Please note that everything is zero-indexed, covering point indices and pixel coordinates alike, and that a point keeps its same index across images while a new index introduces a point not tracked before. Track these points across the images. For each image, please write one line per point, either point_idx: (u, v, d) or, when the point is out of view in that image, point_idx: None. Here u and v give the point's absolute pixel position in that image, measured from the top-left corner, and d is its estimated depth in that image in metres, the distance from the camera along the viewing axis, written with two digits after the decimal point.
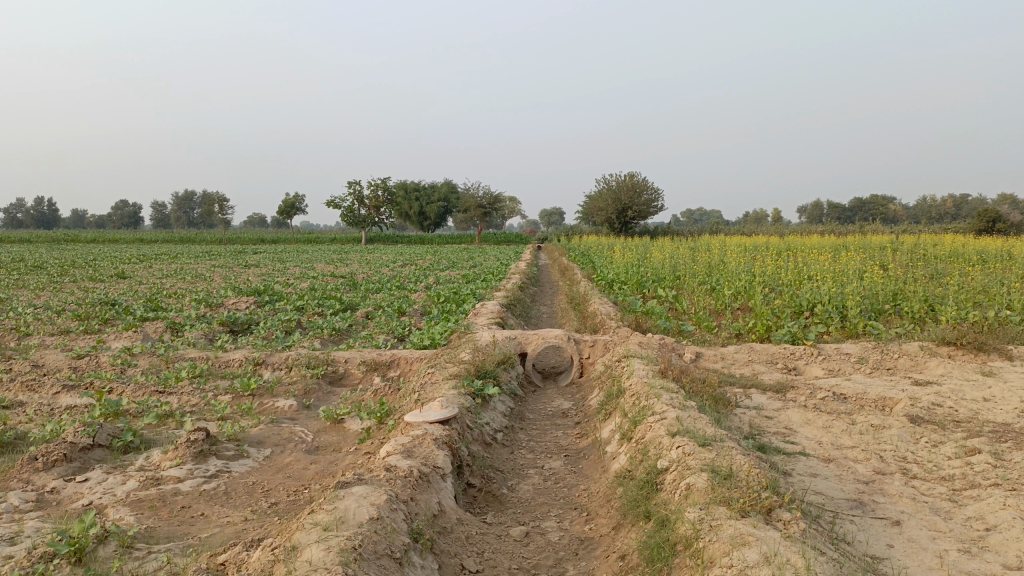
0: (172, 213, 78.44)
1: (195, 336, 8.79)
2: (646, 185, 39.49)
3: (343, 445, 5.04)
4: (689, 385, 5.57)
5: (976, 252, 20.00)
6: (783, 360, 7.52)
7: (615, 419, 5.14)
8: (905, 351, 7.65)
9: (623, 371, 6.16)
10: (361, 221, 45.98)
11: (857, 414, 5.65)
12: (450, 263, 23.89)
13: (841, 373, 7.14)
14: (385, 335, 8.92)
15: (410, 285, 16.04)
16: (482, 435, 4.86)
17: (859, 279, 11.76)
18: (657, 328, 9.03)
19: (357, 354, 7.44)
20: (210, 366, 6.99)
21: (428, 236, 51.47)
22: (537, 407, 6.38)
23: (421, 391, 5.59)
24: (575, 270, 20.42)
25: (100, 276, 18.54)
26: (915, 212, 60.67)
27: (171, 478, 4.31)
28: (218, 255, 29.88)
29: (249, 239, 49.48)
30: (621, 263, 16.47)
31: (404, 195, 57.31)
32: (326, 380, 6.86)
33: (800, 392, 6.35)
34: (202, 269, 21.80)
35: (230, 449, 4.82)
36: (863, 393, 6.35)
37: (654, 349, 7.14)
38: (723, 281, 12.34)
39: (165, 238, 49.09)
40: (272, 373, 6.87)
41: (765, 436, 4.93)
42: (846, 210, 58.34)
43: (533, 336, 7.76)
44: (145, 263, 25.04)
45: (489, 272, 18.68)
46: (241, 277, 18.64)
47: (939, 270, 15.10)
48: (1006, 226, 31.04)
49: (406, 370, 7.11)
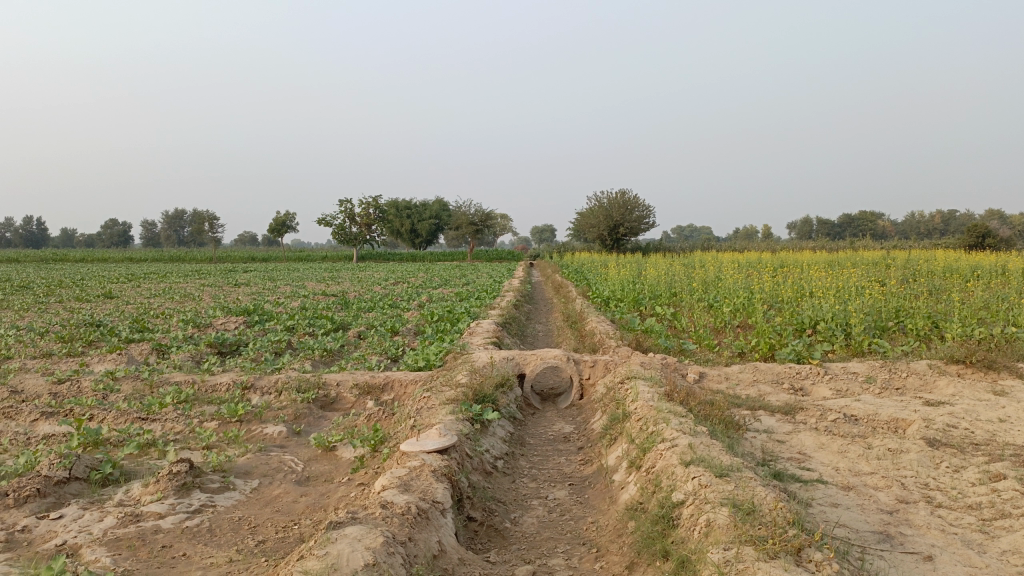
0: (162, 232, 77.99)
1: (181, 359, 8.50)
2: (638, 202, 39.46)
3: (335, 475, 4.77)
4: (697, 409, 5.33)
5: (969, 267, 19.93)
6: (789, 379, 7.30)
7: (621, 445, 4.90)
8: (914, 370, 7.45)
9: (627, 393, 5.92)
10: (352, 239, 45.74)
11: (871, 437, 5.43)
12: (442, 281, 23.65)
13: (850, 393, 6.92)
14: (378, 356, 8.66)
15: (402, 303, 15.79)
16: (483, 464, 4.60)
17: (860, 295, 11.57)
18: (657, 347, 8.80)
19: (349, 377, 7.17)
20: (195, 391, 6.71)
21: (420, 254, 51.22)
22: (537, 431, 6.13)
23: (417, 416, 5.33)
24: (569, 287, 20.20)
25: (86, 296, 18.22)
26: (905, 228, 60.96)
27: (152, 514, 4.03)
28: (207, 274, 29.59)
29: (239, 257, 49.13)
30: (617, 280, 16.27)
31: (395, 212, 57.14)
32: (317, 405, 6.60)
33: (809, 414, 6.13)
34: (191, 288, 21.46)
35: (215, 481, 4.56)
36: (875, 414, 6.13)
37: (657, 370, 6.91)
38: (721, 298, 12.14)
39: (154, 256, 48.70)
40: (260, 398, 6.61)
41: (779, 462, 4.70)
42: (836, 226, 58.52)
43: (532, 356, 7.54)
44: (132, 282, 24.68)
45: (483, 290, 18.45)
46: (230, 296, 18.33)
47: (937, 285, 14.98)
48: (996, 241, 31.10)
49: (400, 393, 6.85)
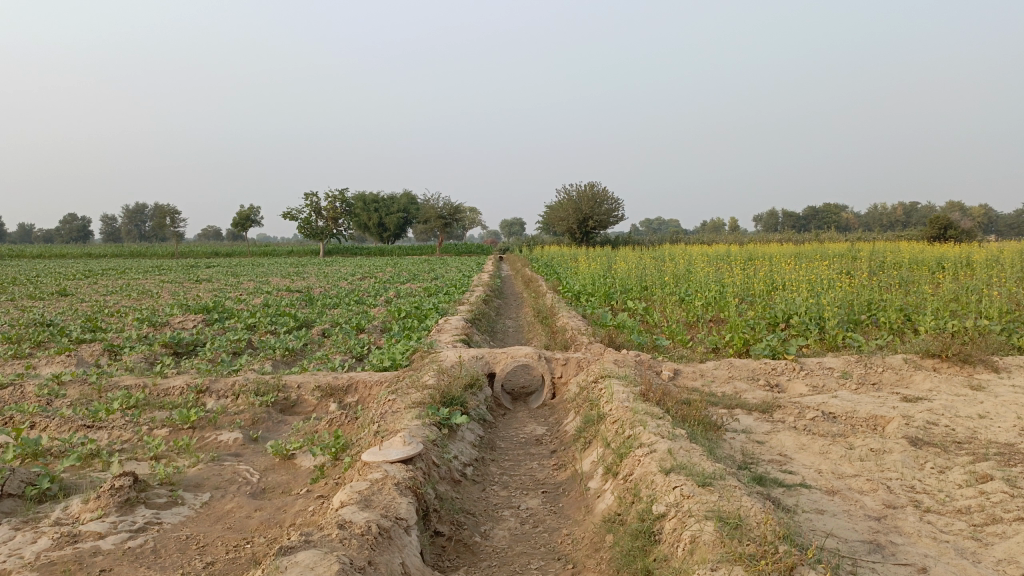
0: (123, 227, 76.33)
1: (134, 361, 8.10)
2: (607, 195, 39.38)
3: (293, 486, 4.48)
4: (674, 409, 5.12)
5: (933, 259, 20.11)
6: (765, 376, 7.13)
7: (596, 450, 4.68)
8: (889, 364, 7.34)
9: (601, 393, 5.69)
10: (318, 234, 45.05)
11: (852, 437, 5.26)
12: (410, 276, 23.27)
13: (827, 390, 6.77)
14: (342, 356, 8.34)
15: (369, 299, 15.43)
16: (451, 473, 4.34)
17: (831, 287, 11.50)
18: (630, 343, 8.60)
19: (311, 378, 6.85)
20: (146, 395, 6.34)
21: (388, 248, 50.67)
22: (508, 434, 5.88)
23: (381, 421, 5.04)
24: (539, 282, 19.98)
25: (39, 294, 17.56)
26: (867, 220, 61.82)
27: (91, 533, 3.69)
28: (168, 270, 28.88)
29: (203, 252, 48.18)
30: (587, 275, 16.07)
31: (363, 206, 56.48)
32: (277, 409, 6.27)
33: (788, 412, 5.96)
34: (151, 285, 20.85)
35: (162, 495, 4.23)
36: (853, 411, 5.98)
37: (632, 368, 6.70)
38: (693, 292, 12.00)
39: (115, 252, 47.56)
40: (216, 402, 6.26)
41: (760, 465, 4.51)
42: (801, 219, 59.08)
43: (502, 355, 7.24)
44: (89, 279, 23.95)
45: (451, 285, 18.18)
46: (191, 293, 17.82)
47: (905, 277, 15.02)
48: (957, 233, 31.56)
49: (365, 395, 6.55)
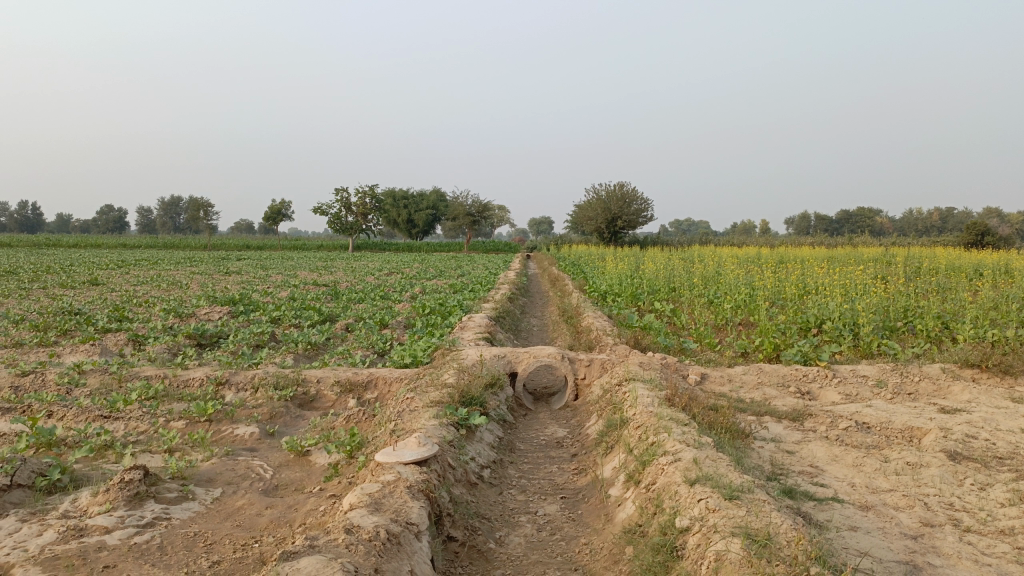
0: (156, 218, 77.46)
1: (157, 351, 8.09)
2: (636, 194, 39.05)
3: (306, 484, 4.38)
4: (700, 415, 4.94)
5: (971, 265, 19.57)
6: (795, 382, 6.91)
7: (619, 455, 4.52)
8: (926, 374, 7.07)
9: (624, 397, 5.53)
10: (347, 228, 45.22)
11: (887, 449, 5.04)
12: (436, 272, 23.21)
13: (860, 399, 6.53)
14: (364, 351, 8.26)
15: (394, 294, 15.38)
16: (467, 475, 4.20)
17: (866, 292, 11.19)
18: (657, 345, 8.41)
19: (331, 373, 6.77)
20: (165, 386, 6.31)
21: (416, 244, 50.73)
22: (528, 435, 5.73)
23: (398, 420, 4.92)
24: (565, 280, 19.79)
25: (71, 283, 17.79)
26: (902, 225, 60.64)
27: (98, 527, 3.61)
28: (199, 262, 29.18)
29: (233, 244, 48.65)
30: (614, 274, 15.87)
31: (392, 202, 56.64)
32: (295, 403, 6.19)
33: (819, 421, 5.74)
34: (180, 276, 21.00)
35: (173, 490, 4.15)
36: (888, 422, 5.75)
37: (657, 371, 6.51)
38: (722, 295, 11.75)
39: (149, 243, 48.18)
40: (234, 395, 6.20)
41: (790, 477, 4.31)
42: (834, 223, 58.08)
43: (525, 355, 7.11)
44: (120, 269, 24.22)
45: (477, 282, 18.04)
46: (219, 284, 17.91)
47: (941, 283, 14.60)
48: (996, 239, 30.73)
49: (384, 392, 6.45)
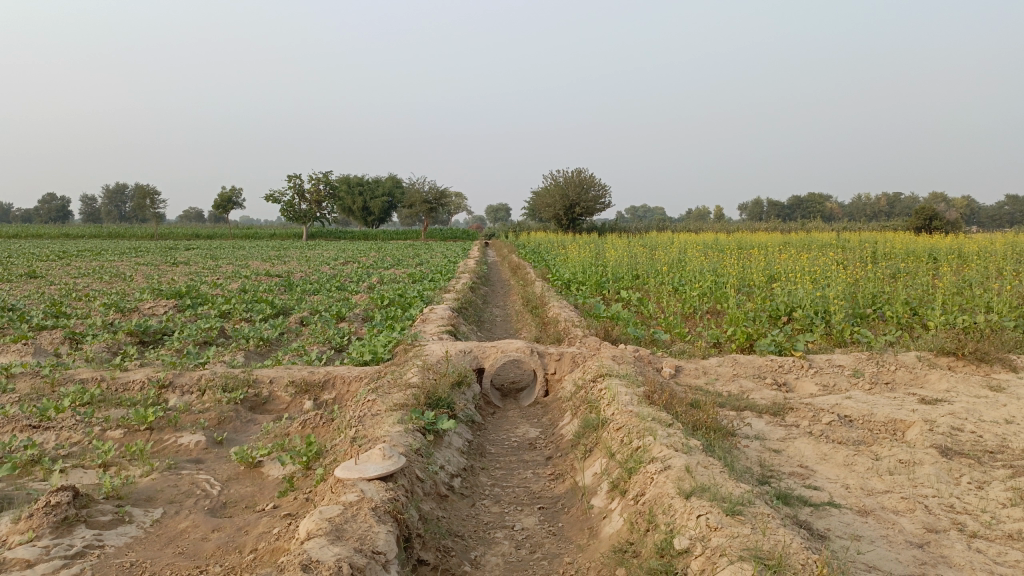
0: (102, 208, 74.97)
1: (95, 350, 7.54)
2: (594, 181, 38.90)
3: (258, 501, 3.97)
4: (683, 414, 4.64)
5: (924, 249, 19.77)
6: (772, 374, 6.69)
7: (600, 460, 4.20)
8: (902, 363, 6.91)
9: (601, 395, 5.21)
10: (301, 216, 44.21)
11: (875, 446, 4.82)
12: (394, 261, 22.70)
13: (839, 390, 6.34)
14: (320, 347, 7.82)
15: (350, 285, 14.86)
16: (436, 487, 3.84)
17: (832, 278, 11.07)
18: (627, 336, 8.13)
19: (285, 372, 6.33)
20: (103, 391, 5.82)
21: (372, 232, 49.86)
22: (498, 437, 5.39)
23: (359, 426, 4.53)
24: (526, 268, 19.49)
25: (6, 276, 16.87)
26: (851, 211, 61.65)
27: (18, 560, 3.13)
28: (145, 252, 28.10)
29: (182, 234, 47.27)
30: (577, 262, 15.59)
31: (347, 189, 55.58)
32: (246, 406, 5.75)
33: (801, 415, 5.50)
34: (125, 267, 20.15)
35: (107, 513, 3.70)
36: (870, 415, 5.55)
37: (632, 365, 6.21)
38: (688, 282, 11.54)
39: (93, 232, 46.52)
40: (179, 398, 5.74)
41: (781, 480, 4.05)
42: (786, 209, 58.73)
43: (491, 349, 6.67)
44: (61, 261, 23.16)
45: (436, 271, 17.60)
46: (166, 276, 17.16)
47: (900, 268, 14.65)
48: (943, 223, 31.26)
49: (343, 392, 6.04)
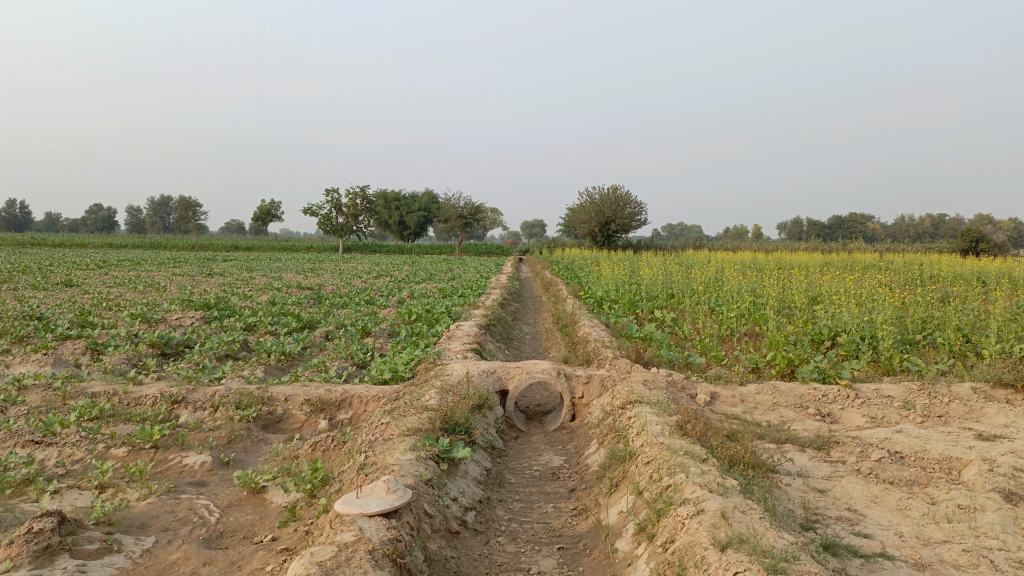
0: (145, 218, 76.32)
1: (114, 362, 7.40)
2: (630, 198, 38.48)
3: (257, 531, 3.71)
4: (718, 448, 4.28)
5: (974, 273, 18.98)
6: (814, 404, 6.27)
7: (626, 497, 3.87)
8: (956, 395, 6.44)
9: (630, 423, 4.87)
10: (338, 230, 44.44)
11: (930, 487, 4.40)
12: (426, 276, 22.50)
13: (887, 422, 5.90)
14: (341, 363, 7.59)
15: (380, 299, 14.68)
16: (447, 523, 3.54)
17: (878, 301, 10.57)
18: (660, 359, 7.76)
19: (301, 390, 6.09)
20: (114, 405, 5.64)
21: (408, 246, 49.92)
22: (519, 465, 5.07)
23: (369, 451, 4.25)
24: (560, 285, 19.16)
25: (43, 284, 17.03)
26: (894, 232, 60.18)
27: None
28: (184, 263, 28.33)
29: (221, 245, 47.81)
30: (611, 280, 15.22)
31: (384, 204, 55.83)
32: (258, 425, 5.52)
33: (847, 451, 5.10)
34: (161, 277, 20.27)
35: (94, 541, 3.44)
36: (922, 452, 5.12)
37: (664, 391, 5.85)
38: (725, 303, 11.11)
39: (134, 243, 47.30)
40: (190, 415, 5.52)
41: (826, 526, 3.67)
42: (826, 229, 57.47)
43: (516, 369, 6.34)
44: (100, 269, 23.40)
45: (468, 286, 17.37)
46: (198, 287, 17.16)
47: (950, 292, 14.01)
48: (990, 246, 30.19)
49: (360, 412, 5.78)
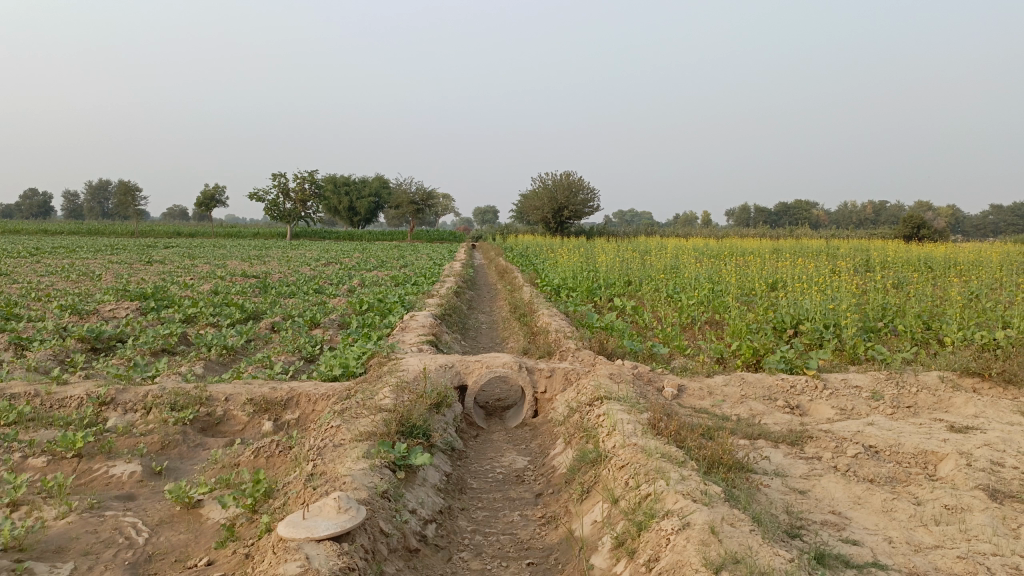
0: (85, 204, 73.72)
1: (38, 359, 6.83)
2: (582, 184, 38.32)
3: (191, 553, 3.31)
4: (693, 448, 4.01)
5: (920, 258, 19.25)
6: (783, 395, 6.08)
7: (600, 505, 3.57)
8: (924, 384, 6.31)
9: (599, 422, 4.57)
10: (285, 216, 43.35)
11: (912, 486, 4.21)
12: (377, 263, 21.93)
13: (858, 414, 5.74)
14: (288, 358, 7.15)
15: (330, 287, 14.17)
16: (405, 541, 3.20)
17: (836, 287, 10.48)
18: (623, 350, 7.50)
19: (243, 388, 5.65)
20: (34, 407, 5.13)
21: (359, 232, 49.02)
22: (481, 468, 4.74)
23: (318, 458, 3.88)
24: (514, 273, 18.85)
25: None
26: (837, 218, 61.44)
27: None
28: (122, 250, 27.17)
29: (163, 232, 46.29)
30: (567, 266, 14.96)
31: (333, 189, 54.79)
32: (196, 428, 5.08)
33: (822, 446, 4.89)
34: (97, 265, 19.35)
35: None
36: (897, 445, 4.94)
37: (630, 384, 5.58)
38: (683, 291, 10.95)
39: (72, 229, 45.44)
40: (120, 418, 5.05)
41: (813, 533, 3.43)
42: (773, 215, 58.39)
43: (475, 363, 5.97)
44: (32, 258, 22.25)
45: (421, 274, 16.93)
46: (136, 276, 16.37)
47: (901, 277, 14.10)
48: (931, 232, 30.86)
49: (308, 412, 5.37)
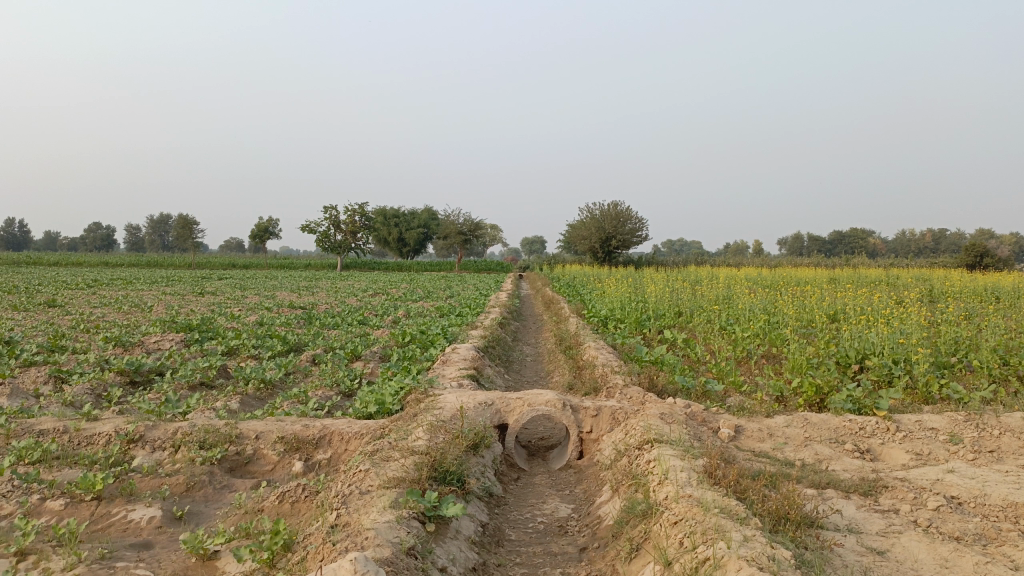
0: (146, 238, 76.05)
1: (76, 393, 6.72)
2: (630, 214, 37.90)
3: None
4: (755, 500, 3.60)
5: (987, 287, 18.32)
6: (851, 438, 5.60)
7: (651, 566, 3.20)
8: (1008, 426, 5.75)
9: (649, 468, 4.19)
10: (335, 247, 43.84)
11: (1006, 546, 3.72)
12: (424, 294, 21.85)
13: (935, 460, 5.23)
14: (325, 392, 6.92)
15: (374, 319, 14.02)
16: None
17: (903, 319, 9.89)
18: (674, 387, 7.08)
19: (275, 425, 5.41)
20: (60, 445, 4.96)
21: (407, 263, 49.32)
22: (520, 517, 4.39)
23: (343, 507, 3.59)
24: (561, 303, 18.53)
25: (26, 304, 16.35)
26: (894, 246, 59.65)
27: None
28: (176, 282, 27.61)
29: (218, 264, 47.27)
30: (615, 297, 14.56)
31: (383, 221, 55.35)
32: (224, 468, 4.85)
33: (899, 497, 4.42)
34: (151, 297, 19.60)
35: None
36: (983, 496, 4.44)
37: (683, 426, 5.18)
38: (738, 322, 10.46)
39: (132, 261, 46.68)
40: (147, 457, 4.86)
41: None
42: (827, 244, 57.09)
43: (516, 401, 5.64)
44: (90, 290, 22.73)
45: (466, 305, 16.71)
46: (186, 307, 16.49)
47: (971, 307, 13.34)
48: (995, 260, 29.55)
49: (339, 452, 5.11)
